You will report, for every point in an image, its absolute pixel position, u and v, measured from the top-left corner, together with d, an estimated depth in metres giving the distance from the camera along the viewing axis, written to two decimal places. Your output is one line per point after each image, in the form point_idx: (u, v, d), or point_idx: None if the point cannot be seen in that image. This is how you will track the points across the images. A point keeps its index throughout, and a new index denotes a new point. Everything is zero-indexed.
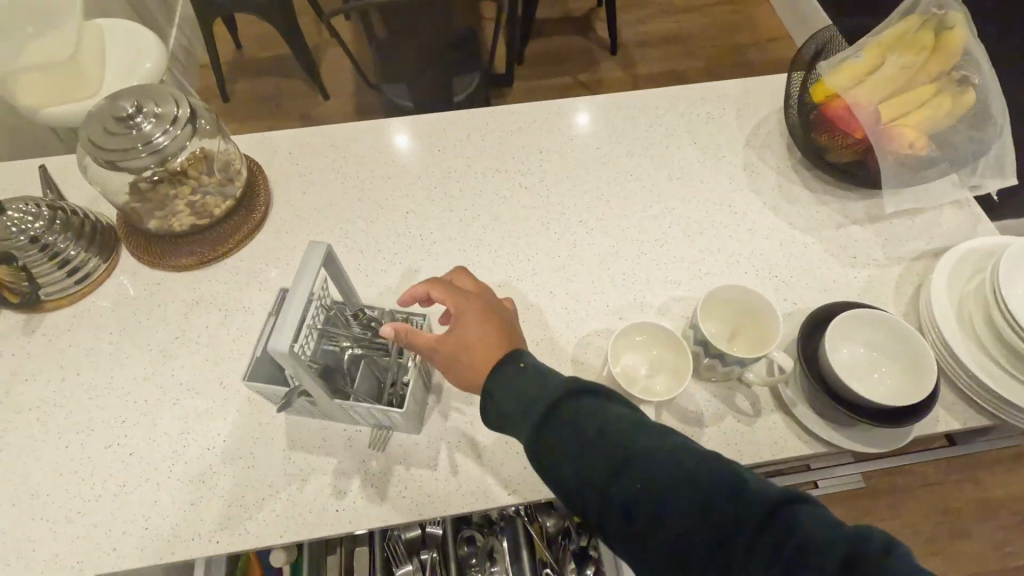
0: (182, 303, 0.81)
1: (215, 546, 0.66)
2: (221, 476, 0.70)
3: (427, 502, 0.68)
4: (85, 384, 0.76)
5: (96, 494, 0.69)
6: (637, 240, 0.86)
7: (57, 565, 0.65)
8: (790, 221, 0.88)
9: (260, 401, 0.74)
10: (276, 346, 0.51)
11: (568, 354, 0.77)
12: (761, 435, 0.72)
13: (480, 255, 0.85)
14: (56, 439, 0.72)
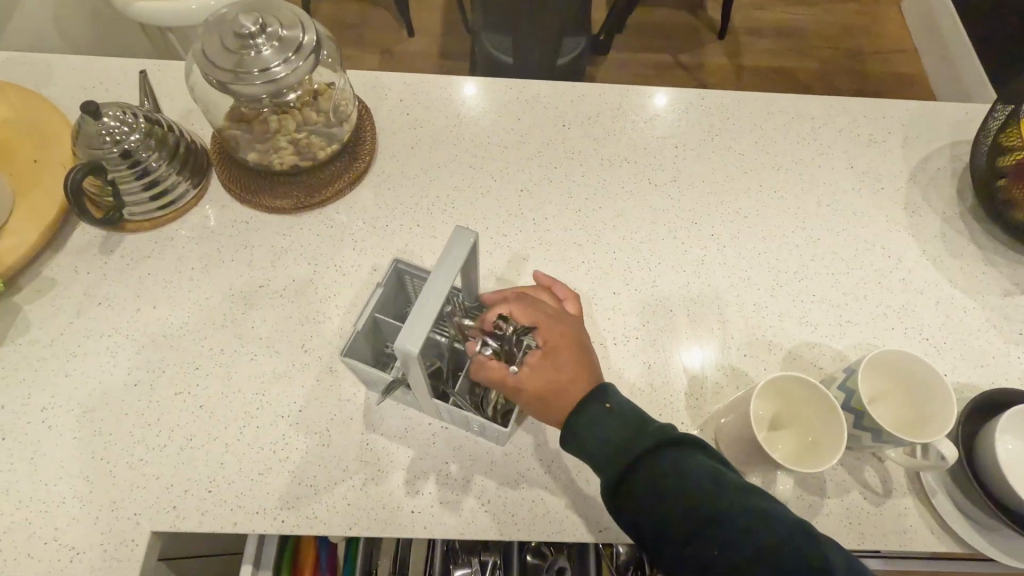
0: (270, 249, 0.75)
1: (277, 523, 0.61)
2: (293, 448, 0.64)
3: (509, 522, 0.62)
4: (160, 317, 0.70)
5: (161, 443, 0.64)
6: (773, 268, 0.77)
7: (112, 512, 0.60)
8: (950, 277, 0.77)
9: (344, 374, 0.68)
10: (402, 346, 0.45)
11: (680, 384, 0.69)
12: (891, 520, 0.63)
13: (597, 253, 0.77)
14: (125, 376, 0.67)
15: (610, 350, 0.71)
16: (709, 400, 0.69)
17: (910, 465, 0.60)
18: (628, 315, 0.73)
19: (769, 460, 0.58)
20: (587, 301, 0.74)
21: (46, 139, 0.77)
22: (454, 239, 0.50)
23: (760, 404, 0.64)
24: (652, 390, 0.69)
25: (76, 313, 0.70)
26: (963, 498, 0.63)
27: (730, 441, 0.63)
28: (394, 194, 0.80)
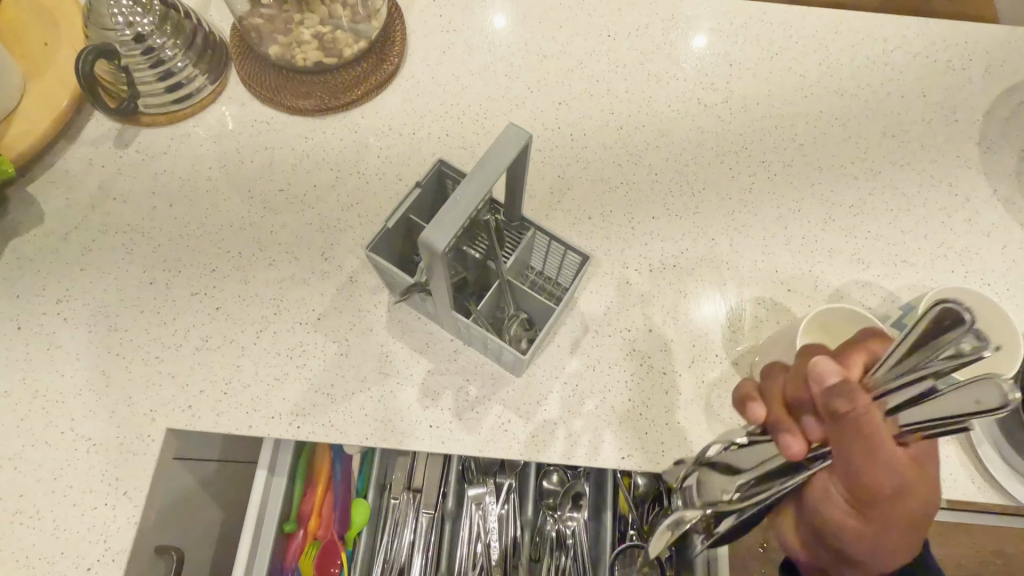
0: (291, 152, 0.71)
1: (292, 428, 0.59)
2: (310, 356, 0.62)
3: (528, 442, 0.60)
4: (177, 217, 0.68)
5: (176, 342, 0.62)
6: (827, 201, 0.71)
7: (128, 407, 0.59)
8: (1022, 220, 0.71)
9: (364, 285, 0.65)
10: (430, 241, 0.40)
11: (717, 316, 0.66)
12: None
13: (637, 175, 0.72)
14: (141, 273, 0.65)
15: (645, 277, 0.67)
16: (747, 334, 0.65)
17: None
18: (667, 242, 0.68)
19: None
20: (623, 225, 0.69)
21: (57, 22, 0.73)
22: (510, 134, 0.42)
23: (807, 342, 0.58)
24: (686, 320, 0.65)
25: (90, 207, 0.68)
26: (1009, 448, 0.59)
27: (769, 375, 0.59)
28: (423, 101, 0.74)
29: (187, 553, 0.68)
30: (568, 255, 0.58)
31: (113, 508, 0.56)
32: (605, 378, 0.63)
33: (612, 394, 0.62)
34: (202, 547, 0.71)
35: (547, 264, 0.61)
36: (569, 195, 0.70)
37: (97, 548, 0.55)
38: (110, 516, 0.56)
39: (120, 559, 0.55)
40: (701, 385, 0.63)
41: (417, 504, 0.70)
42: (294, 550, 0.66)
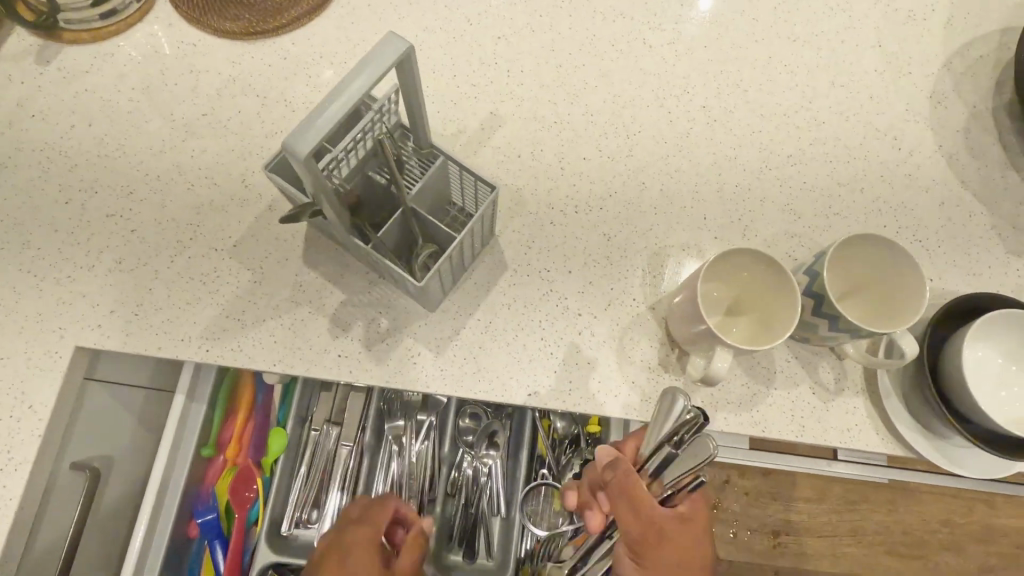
0: (216, 77, 0.69)
1: (201, 352, 0.59)
2: (223, 282, 0.61)
3: (435, 375, 0.60)
4: (96, 137, 0.66)
5: (89, 263, 0.62)
6: (766, 150, 0.69)
7: (38, 324, 0.59)
8: (964, 178, 0.69)
9: (281, 213, 0.64)
10: (291, 146, 0.40)
11: (639, 260, 0.64)
12: (835, 417, 0.60)
13: (572, 115, 0.70)
14: (57, 193, 0.64)
15: (570, 218, 0.65)
16: (668, 279, 0.64)
17: (865, 362, 0.57)
18: (596, 184, 0.67)
19: (713, 339, 0.54)
20: (552, 165, 0.67)
21: None
22: (388, 41, 0.43)
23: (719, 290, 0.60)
24: (608, 263, 0.64)
25: (8, 124, 0.66)
26: (913, 401, 0.59)
27: (680, 319, 0.58)
28: (355, 28, 0.71)
29: (111, 473, 0.69)
30: (479, 184, 0.56)
31: (19, 420, 0.57)
32: (519, 316, 0.62)
33: (525, 333, 0.61)
34: (129, 470, 0.73)
35: (464, 197, 0.59)
36: (499, 132, 0.68)
37: (1, 457, 0.56)
38: (15, 428, 0.57)
39: (23, 468, 0.56)
40: (616, 328, 0.62)
41: (338, 434, 0.70)
42: (213, 474, 0.68)
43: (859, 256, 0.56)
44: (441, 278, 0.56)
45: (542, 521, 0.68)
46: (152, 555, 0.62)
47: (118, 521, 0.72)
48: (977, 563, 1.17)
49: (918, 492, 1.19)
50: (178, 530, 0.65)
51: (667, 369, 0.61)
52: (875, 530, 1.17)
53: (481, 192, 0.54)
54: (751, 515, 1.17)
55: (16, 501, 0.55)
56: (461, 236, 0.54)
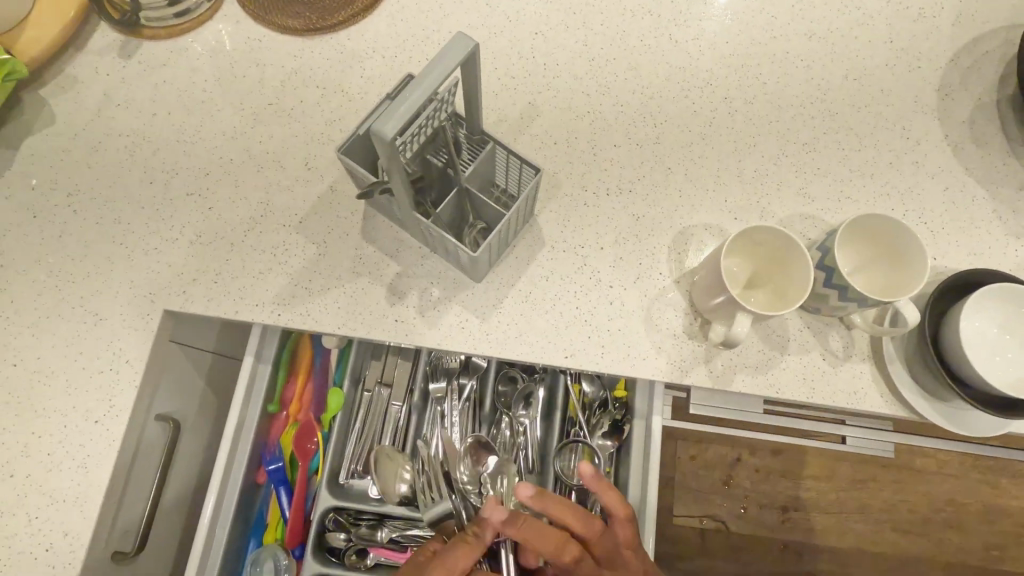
0: (280, 69, 0.76)
1: (274, 316, 0.67)
2: (291, 254, 0.69)
3: (482, 339, 0.67)
4: (174, 124, 0.74)
5: (173, 237, 0.69)
6: (783, 138, 0.75)
7: (131, 290, 0.67)
8: (968, 165, 0.74)
9: (342, 193, 0.71)
10: (378, 129, 0.47)
11: (665, 238, 0.71)
12: (843, 380, 0.66)
13: (604, 106, 0.76)
14: (142, 174, 0.71)
15: (601, 200, 0.72)
16: (692, 255, 0.70)
17: (873, 330, 0.63)
18: (626, 169, 0.73)
19: (734, 306, 0.60)
20: (586, 152, 0.74)
21: None
22: (455, 40, 0.50)
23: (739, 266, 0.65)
24: (637, 241, 0.70)
25: (97, 112, 0.74)
26: (916, 365, 0.66)
27: (704, 290, 0.65)
28: (405, 25, 0.78)
29: (186, 427, 0.77)
30: (524, 167, 0.62)
31: (117, 373, 0.65)
32: (556, 288, 0.69)
33: (562, 301, 0.68)
34: (199, 426, 0.81)
35: (508, 179, 0.65)
36: (537, 121, 0.75)
37: (103, 405, 0.64)
38: (114, 380, 0.65)
39: (123, 415, 0.64)
40: (644, 299, 0.68)
41: (389, 393, 0.78)
42: (277, 427, 0.76)
43: (865, 232, 0.62)
44: (490, 251, 0.63)
45: (573, 474, 0.74)
46: (228, 496, 0.71)
47: (190, 472, 0.80)
48: (979, 538, 1.22)
49: (923, 470, 1.24)
50: (248, 476, 0.73)
51: (690, 335, 0.67)
52: (880, 503, 1.23)
53: (528, 174, 0.61)
54: (763, 489, 1.23)
55: (118, 443, 0.63)
56: (510, 213, 0.60)
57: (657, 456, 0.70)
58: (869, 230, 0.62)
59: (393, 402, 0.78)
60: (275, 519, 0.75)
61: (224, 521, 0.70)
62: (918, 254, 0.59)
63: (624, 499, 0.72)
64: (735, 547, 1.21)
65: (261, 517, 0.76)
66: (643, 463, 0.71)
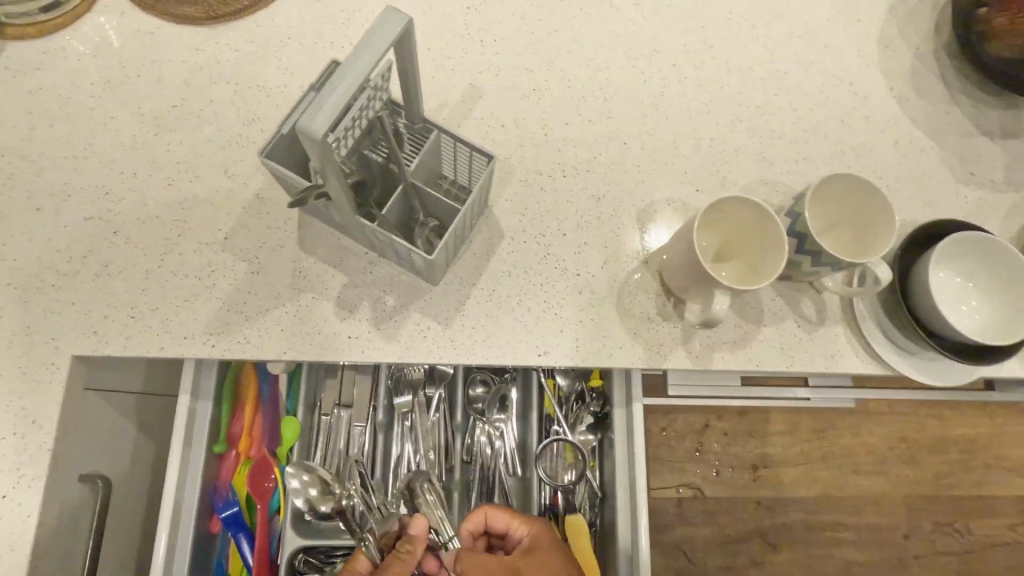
0: (180, 65, 0.66)
1: (208, 348, 0.59)
2: (220, 276, 0.60)
3: (447, 347, 0.61)
4: (59, 138, 0.63)
5: (73, 269, 0.59)
6: (736, 102, 0.72)
7: (28, 337, 0.57)
8: (914, 117, 0.74)
9: (271, 201, 0.63)
10: (305, 125, 0.41)
11: (629, 217, 0.67)
12: (820, 345, 0.65)
13: (550, 81, 0.71)
14: (26, 200, 0.61)
15: (558, 183, 0.67)
16: (658, 233, 0.67)
17: (845, 293, 0.62)
18: (580, 147, 0.69)
19: (710, 283, 0.57)
20: (536, 133, 0.69)
21: None
22: (387, 16, 0.43)
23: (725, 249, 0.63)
24: (600, 223, 0.66)
25: None
26: (888, 322, 0.65)
27: (675, 269, 0.62)
28: (321, 5, 0.69)
29: (119, 482, 0.68)
30: (475, 156, 0.57)
31: (24, 437, 0.55)
32: (521, 282, 0.64)
33: (529, 295, 0.63)
34: (135, 478, 0.71)
35: (458, 170, 0.59)
36: (481, 104, 0.69)
37: (11, 475, 0.54)
38: (21, 446, 0.55)
39: (38, 483, 0.55)
40: (614, 284, 0.65)
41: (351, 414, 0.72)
42: (228, 468, 0.68)
43: (839, 199, 0.61)
44: (448, 252, 0.57)
45: (557, 474, 0.70)
46: (178, 554, 0.62)
47: (131, 530, 0.71)
48: (934, 472, 1.28)
49: (880, 415, 1.29)
50: (199, 527, 0.64)
51: (665, 318, 0.64)
52: (844, 452, 1.27)
53: (481, 161, 0.55)
54: (734, 453, 1.25)
55: (35, 518, 0.54)
56: (466, 206, 0.54)
57: (643, 446, 0.67)
58: (840, 196, 0.60)
59: (356, 423, 0.71)
60: (237, 568, 0.68)
61: None
62: (887, 224, 0.58)
63: (612, 492, 0.69)
64: (713, 513, 1.22)
65: (221, 568, 0.68)
66: (630, 454, 0.68)
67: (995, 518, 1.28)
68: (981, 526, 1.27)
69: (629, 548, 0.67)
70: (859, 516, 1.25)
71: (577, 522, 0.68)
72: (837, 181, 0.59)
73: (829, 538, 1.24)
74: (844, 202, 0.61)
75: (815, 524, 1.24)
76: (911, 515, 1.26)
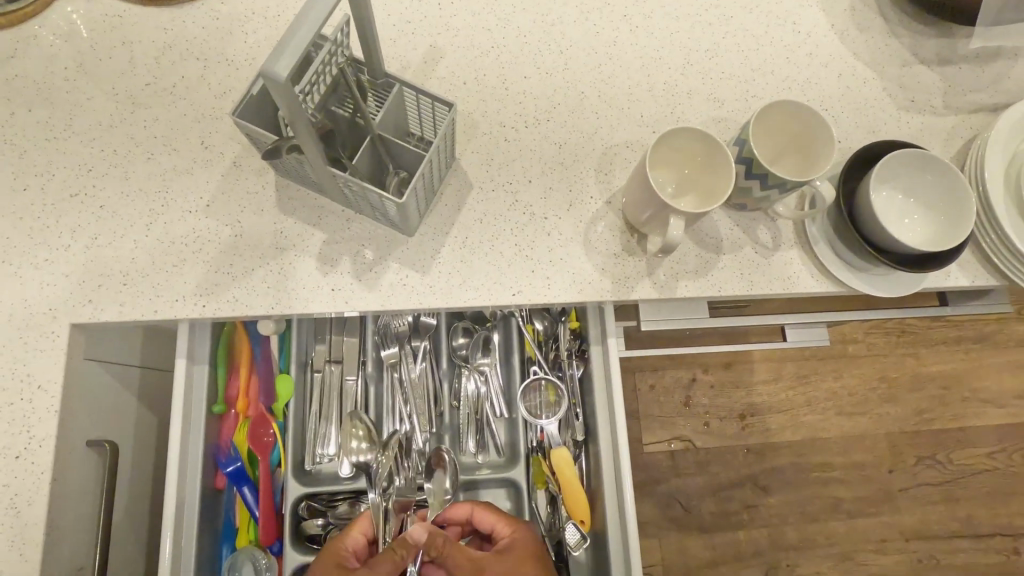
0: (151, 45, 0.69)
1: (199, 308, 0.62)
2: (205, 241, 0.64)
3: (425, 292, 0.65)
4: (40, 121, 0.66)
5: (64, 243, 0.62)
6: (685, 47, 0.76)
7: (27, 309, 0.60)
8: (855, 50, 0.78)
9: (248, 168, 0.66)
10: (269, 68, 0.43)
11: (590, 161, 0.71)
12: (776, 267, 0.69)
13: (507, 38, 0.74)
14: (13, 181, 0.64)
15: (521, 133, 0.71)
16: (618, 173, 0.71)
17: (795, 216, 0.66)
18: (540, 98, 0.72)
19: (666, 211, 0.61)
20: (497, 88, 0.72)
21: None
22: None
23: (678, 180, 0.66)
24: (563, 168, 0.70)
25: None
26: (838, 241, 0.69)
27: (635, 203, 0.65)
28: None
29: (125, 448, 0.72)
30: (437, 106, 0.60)
31: (31, 401, 0.58)
32: (492, 228, 0.67)
33: (500, 240, 0.67)
34: (140, 446, 0.75)
35: (423, 123, 0.63)
36: (442, 64, 0.72)
37: (22, 437, 0.58)
38: (28, 409, 0.58)
39: (48, 443, 0.58)
40: (580, 225, 0.68)
41: (342, 369, 0.75)
42: (229, 427, 0.71)
43: (794, 133, 0.65)
44: (419, 199, 0.60)
45: (541, 412, 0.74)
46: (189, 505, 0.66)
47: (140, 495, 0.74)
48: (911, 407, 1.34)
49: (855, 353, 1.35)
50: (206, 482, 0.68)
51: (631, 253, 0.68)
52: (824, 391, 1.32)
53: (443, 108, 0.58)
54: (718, 401, 1.29)
55: (48, 474, 0.57)
56: (431, 152, 0.57)
57: (619, 375, 0.71)
58: (795, 132, 0.65)
59: (348, 376, 0.75)
60: (244, 520, 0.72)
61: (189, 532, 0.66)
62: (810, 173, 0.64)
63: (593, 422, 0.74)
64: (702, 461, 1.26)
65: (229, 522, 0.72)
66: (606, 384, 0.72)
67: (973, 446, 1.33)
68: (959, 455, 1.32)
69: (611, 471, 0.71)
70: (843, 450, 1.31)
71: (561, 455, 0.71)
72: (808, 117, 0.63)
73: (815, 476, 1.29)
74: (796, 136, 0.65)
75: (800, 461, 1.29)
76: (892, 448, 1.31)
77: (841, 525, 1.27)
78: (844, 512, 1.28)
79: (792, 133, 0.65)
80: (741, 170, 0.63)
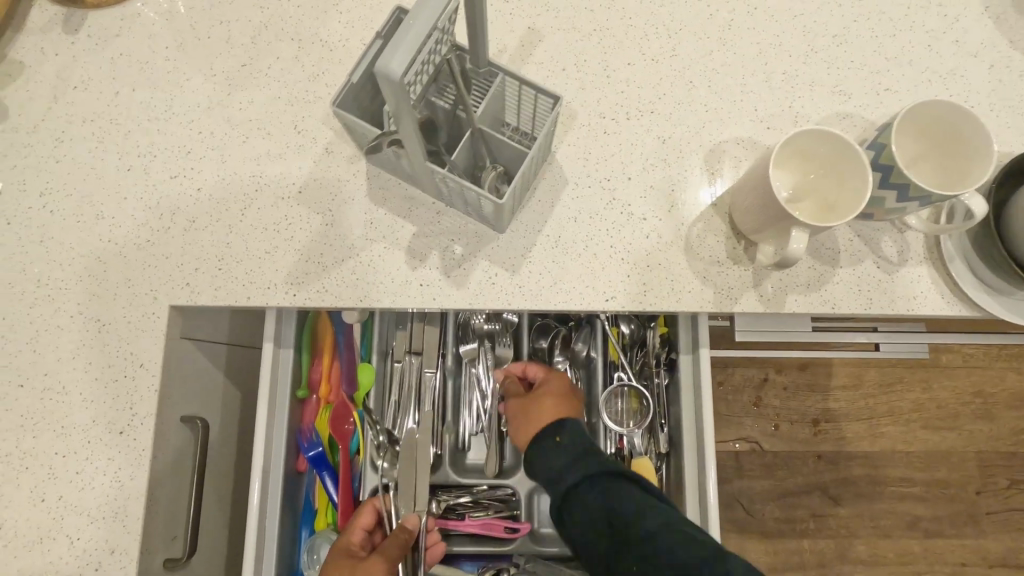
0: (248, 24, 0.68)
1: (288, 297, 0.62)
2: (296, 228, 0.63)
3: (514, 291, 0.62)
4: (142, 101, 0.66)
5: (164, 225, 0.63)
6: (810, 32, 0.68)
7: (130, 289, 0.62)
8: (1015, 36, 0.68)
9: (339, 155, 0.65)
10: (385, 63, 0.41)
11: (696, 158, 0.65)
12: (899, 284, 0.62)
13: (611, 21, 0.68)
14: (117, 161, 0.65)
15: (622, 126, 0.66)
16: (727, 174, 0.65)
17: (931, 229, 0.59)
18: (645, 87, 0.67)
19: (785, 220, 0.55)
20: (598, 74, 0.67)
21: None
22: None
23: (793, 185, 0.60)
24: (666, 165, 0.65)
25: (53, 98, 0.66)
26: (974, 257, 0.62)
27: (746, 208, 0.60)
28: None
29: (214, 424, 0.74)
30: (539, 98, 0.56)
31: (134, 379, 0.60)
32: (588, 227, 0.63)
33: (595, 240, 0.63)
34: (226, 421, 0.77)
35: (522, 115, 0.59)
36: (541, 49, 0.67)
37: (126, 413, 0.60)
38: (131, 386, 0.60)
39: (149, 422, 0.60)
40: (681, 229, 0.63)
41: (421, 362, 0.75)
42: (312, 414, 0.72)
43: (957, 147, 0.56)
44: (515, 200, 0.57)
45: (622, 421, 0.72)
46: (272, 486, 0.67)
47: (225, 468, 0.77)
48: (1010, 427, 1.22)
49: (952, 366, 1.24)
50: (289, 464, 0.70)
51: (736, 261, 0.63)
52: (913, 405, 1.23)
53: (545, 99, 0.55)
54: (792, 404, 1.22)
55: (148, 451, 0.60)
56: (532, 149, 0.54)
57: (709, 390, 0.66)
58: (958, 143, 0.56)
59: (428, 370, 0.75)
60: (323, 503, 0.73)
61: (271, 513, 0.67)
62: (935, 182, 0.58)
63: (678, 435, 0.70)
64: (775, 468, 1.20)
65: (308, 503, 0.74)
66: (694, 395, 0.68)
67: None
68: None
69: (695, 487, 0.67)
70: (929, 468, 1.21)
71: (642, 464, 0.69)
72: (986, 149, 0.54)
73: (896, 493, 1.20)
74: (954, 147, 0.57)
75: (880, 476, 1.21)
76: (984, 470, 1.21)
77: (918, 545, 1.18)
78: (921, 532, 1.19)
79: (952, 142, 0.57)
80: (875, 177, 0.57)
